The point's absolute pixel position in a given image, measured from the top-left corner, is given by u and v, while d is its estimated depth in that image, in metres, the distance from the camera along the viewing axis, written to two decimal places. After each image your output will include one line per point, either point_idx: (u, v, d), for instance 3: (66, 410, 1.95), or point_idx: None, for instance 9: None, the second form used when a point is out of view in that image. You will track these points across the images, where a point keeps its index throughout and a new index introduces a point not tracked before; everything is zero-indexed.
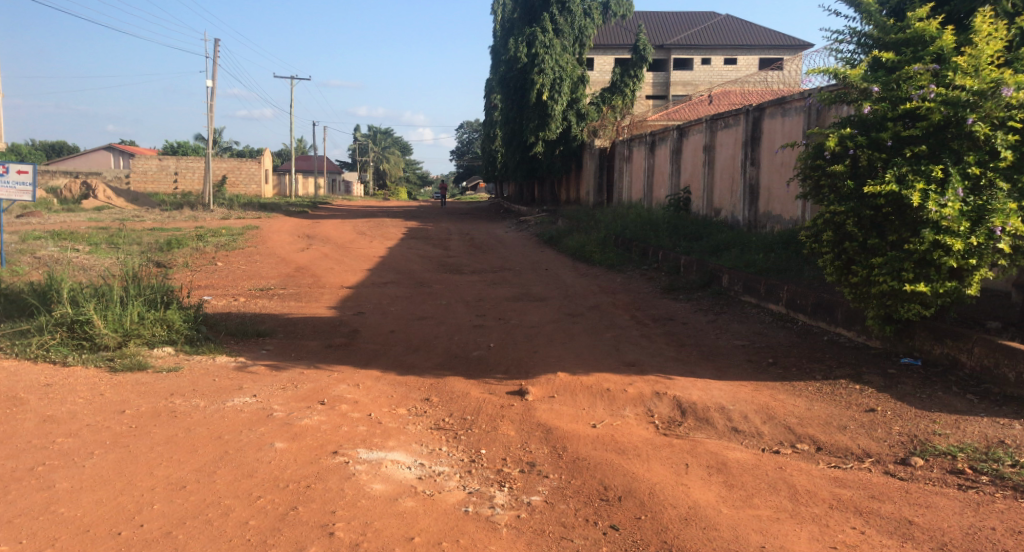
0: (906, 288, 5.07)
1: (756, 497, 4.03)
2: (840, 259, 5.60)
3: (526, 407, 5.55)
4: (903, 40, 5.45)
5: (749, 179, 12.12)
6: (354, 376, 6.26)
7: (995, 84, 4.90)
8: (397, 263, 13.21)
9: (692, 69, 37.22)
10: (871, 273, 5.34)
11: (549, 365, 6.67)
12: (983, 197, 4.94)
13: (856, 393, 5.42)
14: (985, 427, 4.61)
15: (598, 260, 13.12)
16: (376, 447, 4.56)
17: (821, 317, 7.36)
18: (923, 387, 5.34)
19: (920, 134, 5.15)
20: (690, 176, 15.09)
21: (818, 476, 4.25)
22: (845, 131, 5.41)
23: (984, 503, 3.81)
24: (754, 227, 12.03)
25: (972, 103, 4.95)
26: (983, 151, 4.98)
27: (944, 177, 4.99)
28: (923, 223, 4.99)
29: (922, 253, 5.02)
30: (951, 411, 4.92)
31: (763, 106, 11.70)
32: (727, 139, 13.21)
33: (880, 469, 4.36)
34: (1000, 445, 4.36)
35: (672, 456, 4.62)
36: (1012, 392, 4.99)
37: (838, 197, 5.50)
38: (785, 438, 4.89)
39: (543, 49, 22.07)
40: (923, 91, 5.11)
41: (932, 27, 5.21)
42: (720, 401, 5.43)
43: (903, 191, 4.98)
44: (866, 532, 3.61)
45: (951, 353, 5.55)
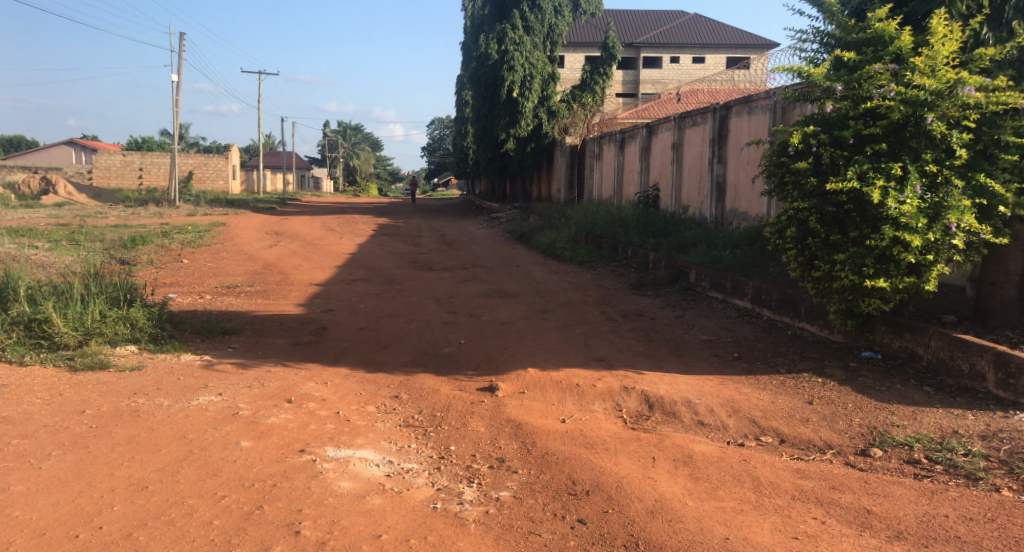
0: (866, 283, 5.19)
1: (721, 489, 4.09)
2: (803, 255, 5.71)
3: (496, 403, 5.57)
4: (863, 40, 5.56)
5: (716, 176, 12.27)
6: (322, 374, 6.23)
7: (951, 83, 5.03)
8: (367, 259, 13.14)
9: (661, 67, 37.48)
10: (832, 269, 5.45)
11: (519, 361, 6.70)
12: (941, 194, 5.04)
13: (818, 386, 5.53)
14: (941, 418, 4.74)
15: (569, 257, 13.17)
16: (343, 445, 4.55)
17: (785, 311, 7.49)
18: (882, 380, 5.47)
19: (880, 132, 5.26)
20: (659, 173, 15.22)
21: (781, 468, 4.33)
22: (808, 130, 5.49)
23: (939, 491, 3.92)
24: (721, 224, 12.17)
25: (929, 103, 5.08)
26: (940, 149, 5.12)
27: (902, 175, 5.10)
28: (882, 219, 5.10)
29: (882, 249, 5.14)
30: (909, 403, 5.04)
31: (730, 104, 11.84)
32: (695, 137, 13.35)
33: (840, 460, 4.46)
34: (955, 435, 4.47)
35: (639, 450, 4.67)
36: (966, 384, 5.12)
37: (801, 194, 5.59)
38: (749, 431, 4.97)
39: (513, 45, 22.10)
40: (883, 90, 5.22)
41: (891, 27, 5.32)
42: (686, 395, 5.50)
43: (863, 188, 5.09)
44: (826, 522, 3.69)
45: (909, 346, 5.68)
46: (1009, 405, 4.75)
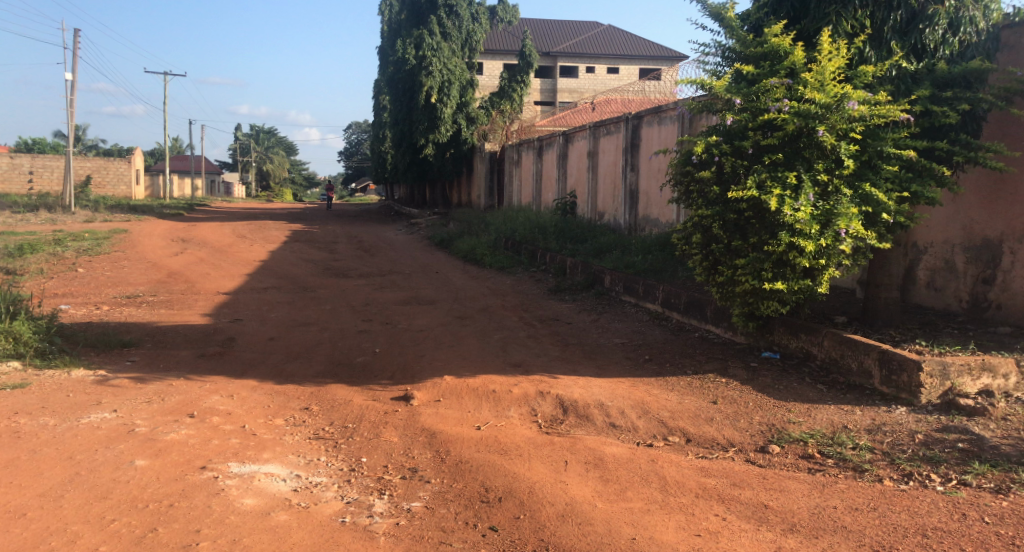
0: (765, 286, 5.43)
1: (629, 490, 4.19)
2: (708, 260, 5.92)
3: (410, 412, 5.54)
4: (761, 54, 5.79)
5: (629, 184, 12.57)
6: (228, 387, 6.04)
7: (838, 97, 5.31)
8: (279, 267, 12.82)
9: (577, 76, 38.13)
10: (735, 273, 5.67)
11: (435, 369, 6.67)
12: (831, 202, 5.34)
13: (723, 386, 5.74)
14: (832, 413, 5.00)
15: (488, 263, 13.21)
16: (248, 461, 4.42)
17: (693, 314, 7.74)
18: (781, 379, 5.72)
19: (777, 143, 5.48)
20: (576, 181, 15.47)
21: (686, 467, 4.48)
22: (711, 140, 5.69)
23: (829, 484, 4.13)
24: (634, 231, 12.47)
25: (819, 115, 5.34)
26: (830, 159, 5.40)
27: (797, 184, 5.36)
28: (779, 226, 5.33)
29: (779, 254, 5.37)
30: (804, 400, 5.29)
31: (641, 114, 12.17)
32: (609, 145, 13.64)
33: (742, 457, 4.65)
34: (844, 430, 4.73)
35: (552, 454, 4.73)
36: (855, 381, 5.41)
37: (706, 202, 5.83)
38: (658, 431, 5.11)
39: (431, 51, 22.05)
40: (778, 104, 5.44)
41: (785, 43, 5.58)
42: (599, 398, 5.60)
43: (762, 196, 5.30)
44: (727, 518, 3.83)
45: (804, 346, 5.96)
46: (892, 399, 5.03)
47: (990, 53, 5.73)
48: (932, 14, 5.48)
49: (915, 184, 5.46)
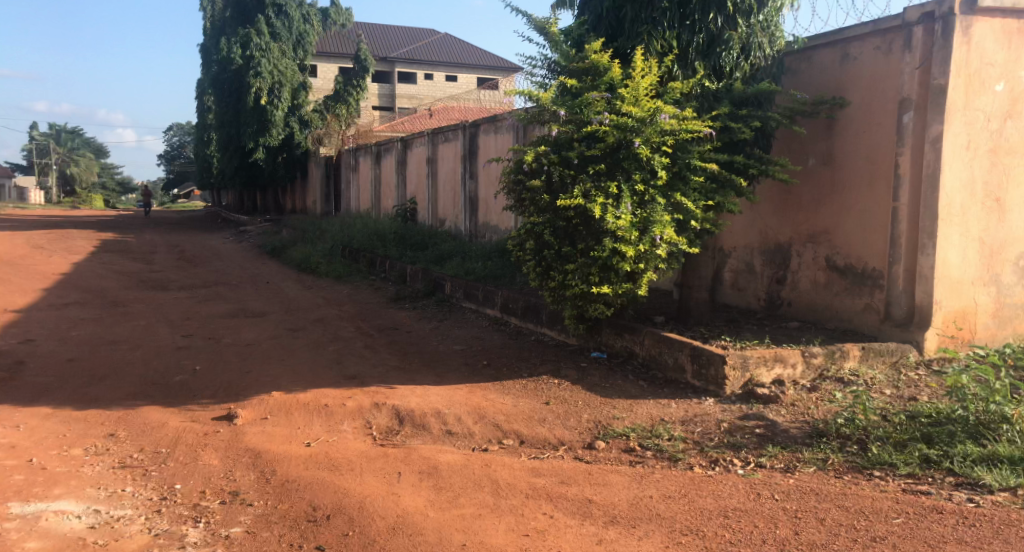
0: (593, 290, 5.66)
1: (462, 496, 4.20)
2: (540, 266, 6.06)
3: (233, 432, 5.24)
4: (583, 69, 6.02)
5: (468, 192, 12.68)
6: (16, 416, 5.42)
7: (652, 112, 5.64)
8: (84, 280, 11.71)
9: (416, 82, 37.96)
10: (565, 278, 5.87)
11: (263, 385, 6.36)
12: (648, 210, 5.65)
13: (555, 387, 5.92)
14: (652, 408, 5.29)
15: (324, 271, 12.81)
16: (35, 499, 3.99)
17: (529, 318, 7.92)
18: (608, 377, 5.99)
19: (599, 154, 5.76)
20: (415, 188, 15.38)
21: (518, 469, 4.56)
22: (540, 150, 5.82)
23: (648, 475, 4.36)
24: (474, 237, 12.59)
25: (635, 128, 5.66)
26: (646, 170, 5.74)
27: (618, 193, 5.65)
28: (604, 232, 5.60)
29: (604, 260, 5.63)
30: (627, 396, 5.57)
31: (478, 122, 12.34)
32: (447, 152, 13.70)
33: (571, 455, 4.81)
34: (661, 423, 5.01)
35: (385, 466, 4.65)
36: (671, 375, 5.77)
37: (537, 209, 5.93)
38: (493, 435, 5.18)
39: (258, 51, 21.10)
40: (599, 116, 5.72)
41: (604, 59, 5.83)
42: (436, 406, 5.58)
43: (587, 204, 5.53)
44: (554, 516, 3.93)
45: (628, 345, 6.29)
46: (702, 391, 5.35)
47: (776, 76, 6.22)
48: (727, 39, 5.86)
49: (719, 194, 5.92)
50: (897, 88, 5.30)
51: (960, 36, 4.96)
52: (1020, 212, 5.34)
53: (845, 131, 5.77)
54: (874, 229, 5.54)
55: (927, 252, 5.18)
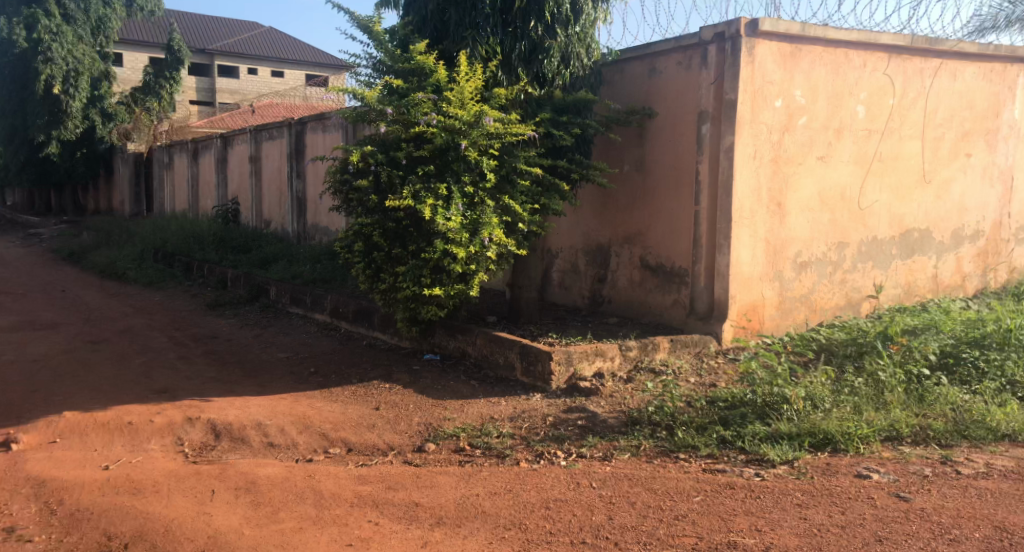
0: (424, 292, 5.57)
1: (281, 511, 4.01)
2: (369, 268, 5.95)
3: (14, 460, 4.68)
4: (409, 69, 5.89)
5: (296, 191, 12.17)
6: None
7: (477, 114, 5.64)
8: None
9: (237, 76, 35.97)
10: (396, 280, 5.77)
11: (54, 405, 5.73)
12: (478, 212, 5.65)
13: (385, 392, 5.82)
14: (483, 407, 5.33)
15: (133, 277, 11.79)
16: None
17: (360, 322, 7.73)
18: (440, 379, 5.98)
19: (427, 156, 5.65)
20: (237, 187, 14.55)
21: (343, 478, 4.43)
22: (366, 149, 5.67)
23: (475, 473, 4.38)
24: (303, 239, 12.12)
25: (462, 131, 5.62)
26: (475, 172, 5.72)
27: (448, 195, 5.58)
28: (435, 234, 5.50)
29: (435, 261, 5.55)
30: (458, 397, 5.58)
31: (304, 119, 11.88)
32: (272, 150, 13.07)
33: (400, 459, 4.75)
34: (491, 421, 5.06)
35: (196, 485, 4.34)
36: (502, 374, 5.84)
37: (365, 210, 5.81)
38: (318, 445, 4.99)
39: (49, 34, 18.82)
40: (427, 117, 5.58)
41: (429, 61, 5.73)
42: (256, 417, 5.30)
43: (417, 206, 5.41)
44: (379, 522, 3.85)
45: (461, 346, 6.31)
46: (530, 388, 5.47)
47: (594, 85, 6.41)
48: (548, 47, 5.90)
49: (544, 197, 6.06)
50: (695, 101, 5.72)
51: (746, 55, 5.40)
52: (798, 215, 5.83)
53: (654, 138, 6.13)
54: (680, 230, 5.91)
55: (723, 251, 5.60)
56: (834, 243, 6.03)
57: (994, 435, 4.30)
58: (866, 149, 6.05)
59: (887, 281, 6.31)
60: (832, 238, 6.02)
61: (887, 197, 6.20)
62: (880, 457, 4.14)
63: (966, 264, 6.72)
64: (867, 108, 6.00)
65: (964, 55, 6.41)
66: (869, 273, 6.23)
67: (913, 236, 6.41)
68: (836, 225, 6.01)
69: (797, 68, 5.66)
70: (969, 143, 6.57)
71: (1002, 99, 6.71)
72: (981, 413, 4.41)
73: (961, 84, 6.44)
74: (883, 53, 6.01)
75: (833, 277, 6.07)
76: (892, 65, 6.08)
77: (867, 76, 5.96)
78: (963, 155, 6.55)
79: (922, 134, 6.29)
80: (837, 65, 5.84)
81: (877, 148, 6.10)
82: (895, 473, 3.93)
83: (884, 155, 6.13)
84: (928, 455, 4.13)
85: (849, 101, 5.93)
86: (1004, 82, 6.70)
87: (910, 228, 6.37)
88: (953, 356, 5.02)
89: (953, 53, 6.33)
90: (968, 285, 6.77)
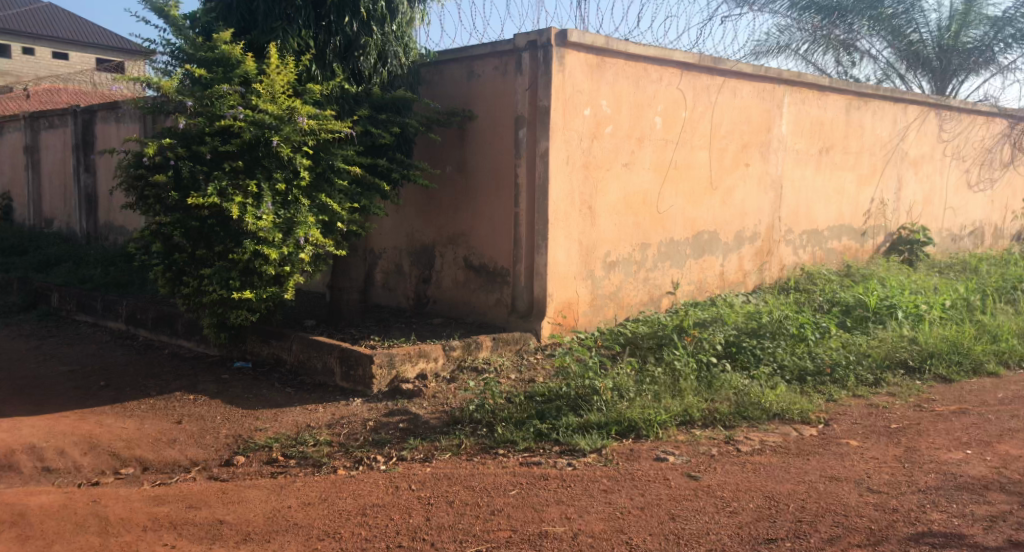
0: (233, 296, 5.24)
1: (58, 543, 3.61)
2: (171, 271, 5.46)
3: None
4: (212, 59, 5.40)
5: (83, 187, 11.07)
6: None
7: (289, 109, 5.30)
8: None
9: None
10: (201, 284, 5.38)
11: None
12: (291, 211, 5.37)
13: (189, 404, 5.42)
14: (298, 415, 5.12)
15: None
16: None
17: (161, 330, 7.16)
18: (252, 388, 5.67)
19: (235, 151, 5.25)
20: (10, 181, 12.95)
21: (135, 500, 4.07)
22: (164, 142, 5.19)
23: (287, 485, 4.20)
24: (93, 239, 11.05)
25: (273, 126, 5.27)
26: (288, 169, 5.40)
27: (258, 193, 5.25)
28: (245, 234, 5.20)
29: (246, 263, 5.24)
30: (272, 406, 5.32)
31: (93, 108, 10.83)
32: (53, 141, 11.77)
33: (204, 475, 4.45)
34: (307, 429, 4.87)
35: None
36: (320, 380, 5.64)
37: (164, 208, 5.34)
38: (107, 466, 4.56)
39: None
40: (233, 110, 5.19)
41: (236, 51, 5.30)
42: (30, 441, 4.74)
43: (223, 204, 5.07)
44: (176, 544, 3.56)
45: (275, 352, 6.02)
46: (350, 392, 5.34)
47: (413, 85, 6.30)
48: (363, 44, 5.79)
49: (364, 197, 5.86)
50: (512, 105, 5.81)
51: (556, 63, 5.59)
52: (607, 217, 6.12)
53: (474, 141, 6.17)
54: (499, 231, 5.99)
55: (542, 251, 5.75)
56: (638, 244, 6.38)
57: (767, 415, 4.74)
58: (664, 157, 6.41)
59: (682, 279, 6.73)
60: (635, 239, 6.35)
61: (681, 201, 6.61)
62: (676, 440, 4.46)
63: (746, 262, 7.15)
64: (663, 119, 6.36)
65: (741, 76, 6.80)
66: (668, 271, 6.63)
67: (704, 237, 6.83)
68: (639, 227, 6.35)
69: (603, 79, 5.92)
70: (745, 154, 6.95)
71: (770, 116, 7.09)
72: (758, 395, 4.85)
73: (740, 100, 6.85)
74: (676, 68, 6.38)
75: (637, 276, 6.41)
76: (683, 79, 6.45)
77: (662, 89, 6.31)
78: (742, 165, 6.94)
79: (709, 144, 6.70)
80: (637, 77, 6.15)
81: (673, 157, 6.48)
82: (688, 455, 4.26)
83: (678, 163, 6.52)
84: (715, 436, 4.52)
85: (647, 112, 6.26)
86: (772, 100, 7.08)
87: (700, 230, 6.77)
88: (735, 345, 5.49)
89: (733, 72, 6.74)
90: (748, 281, 7.18)
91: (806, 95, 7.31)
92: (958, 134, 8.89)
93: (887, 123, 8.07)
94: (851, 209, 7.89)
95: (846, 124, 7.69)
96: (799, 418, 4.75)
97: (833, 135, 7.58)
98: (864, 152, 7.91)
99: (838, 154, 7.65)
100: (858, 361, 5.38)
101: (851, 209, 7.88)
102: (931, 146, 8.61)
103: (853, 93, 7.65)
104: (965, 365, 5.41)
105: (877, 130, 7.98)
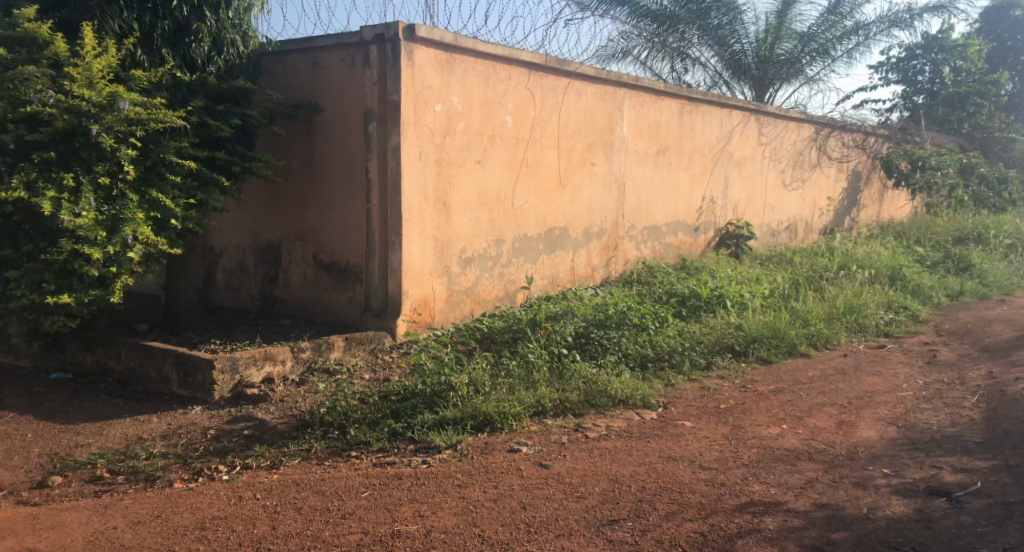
0: (47, 300, 4.77)
1: None
2: None
3: None
4: (14, 39, 4.88)
5: None
6: None
7: (109, 96, 4.82)
8: None
9: None
10: (7, 287, 4.87)
11: None
12: (116, 207, 4.89)
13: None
14: (128, 427, 4.74)
15: None
16: None
17: None
18: (72, 401, 5.18)
19: (45, 140, 4.77)
20: None
21: None
22: None
23: (113, 503, 3.87)
24: None
25: (92, 115, 4.79)
26: (112, 162, 4.93)
27: (75, 187, 4.78)
28: (60, 232, 4.75)
29: (62, 264, 4.79)
30: (97, 419, 4.88)
31: None
32: None
33: (12, 500, 4.02)
34: (138, 442, 4.52)
35: None
36: (154, 388, 5.25)
37: None
38: None
39: None
40: (41, 95, 4.72)
41: (42, 30, 4.80)
42: None
43: (31, 199, 4.60)
44: None
45: (100, 361, 5.54)
46: (189, 401, 5.00)
47: (253, 76, 5.95)
48: (196, 29, 5.39)
49: (201, 193, 5.47)
50: (361, 99, 5.66)
51: (405, 59, 5.50)
52: (462, 213, 6.08)
53: (322, 135, 5.97)
54: (351, 228, 5.82)
55: (395, 248, 5.64)
56: (493, 240, 6.38)
57: (613, 402, 4.93)
58: (515, 155, 6.45)
59: (536, 274, 6.80)
60: (490, 235, 6.36)
61: (533, 199, 6.68)
62: (529, 431, 4.54)
63: (594, 257, 7.33)
64: (513, 117, 6.40)
65: (585, 77, 6.97)
66: (522, 266, 6.67)
67: (555, 233, 6.95)
68: (493, 224, 6.36)
69: (453, 76, 5.88)
70: (590, 153, 7.12)
71: (612, 117, 7.29)
72: (604, 383, 5.03)
73: (584, 101, 7.00)
74: (524, 68, 6.43)
75: (492, 271, 6.42)
76: (531, 79, 6.51)
77: (511, 87, 6.35)
78: (587, 164, 7.12)
79: (557, 143, 6.80)
80: (486, 75, 6.15)
81: (524, 154, 6.54)
82: (540, 444, 4.35)
83: (529, 160, 6.59)
84: (565, 424, 4.65)
85: (498, 110, 6.27)
86: (614, 102, 7.28)
87: (551, 225, 6.89)
88: (584, 336, 5.65)
89: (577, 74, 6.88)
90: (595, 275, 7.38)
91: (644, 97, 7.57)
92: (774, 138, 9.20)
93: (714, 126, 8.40)
94: (686, 207, 8.25)
95: (680, 127, 8.00)
96: (641, 403, 4.97)
97: (668, 136, 7.89)
98: (696, 154, 8.25)
99: (673, 155, 7.98)
100: (692, 347, 5.69)
101: (687, 206, 8.24)
102: (753, 148, 8.93)
103: (685, 97, 7.96)
104: (783, 347, 5.85)
105: (705, 132, 8.31)
